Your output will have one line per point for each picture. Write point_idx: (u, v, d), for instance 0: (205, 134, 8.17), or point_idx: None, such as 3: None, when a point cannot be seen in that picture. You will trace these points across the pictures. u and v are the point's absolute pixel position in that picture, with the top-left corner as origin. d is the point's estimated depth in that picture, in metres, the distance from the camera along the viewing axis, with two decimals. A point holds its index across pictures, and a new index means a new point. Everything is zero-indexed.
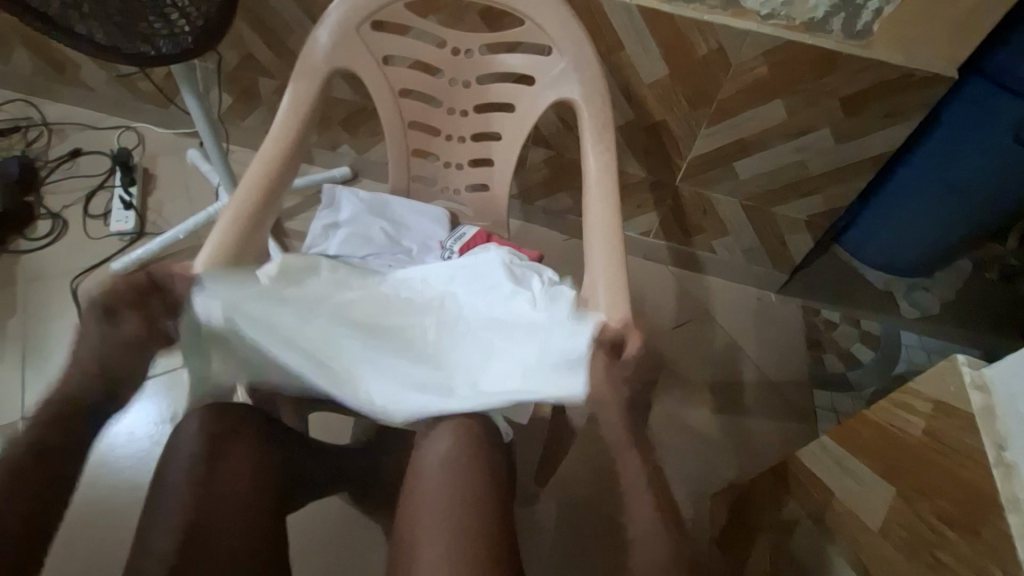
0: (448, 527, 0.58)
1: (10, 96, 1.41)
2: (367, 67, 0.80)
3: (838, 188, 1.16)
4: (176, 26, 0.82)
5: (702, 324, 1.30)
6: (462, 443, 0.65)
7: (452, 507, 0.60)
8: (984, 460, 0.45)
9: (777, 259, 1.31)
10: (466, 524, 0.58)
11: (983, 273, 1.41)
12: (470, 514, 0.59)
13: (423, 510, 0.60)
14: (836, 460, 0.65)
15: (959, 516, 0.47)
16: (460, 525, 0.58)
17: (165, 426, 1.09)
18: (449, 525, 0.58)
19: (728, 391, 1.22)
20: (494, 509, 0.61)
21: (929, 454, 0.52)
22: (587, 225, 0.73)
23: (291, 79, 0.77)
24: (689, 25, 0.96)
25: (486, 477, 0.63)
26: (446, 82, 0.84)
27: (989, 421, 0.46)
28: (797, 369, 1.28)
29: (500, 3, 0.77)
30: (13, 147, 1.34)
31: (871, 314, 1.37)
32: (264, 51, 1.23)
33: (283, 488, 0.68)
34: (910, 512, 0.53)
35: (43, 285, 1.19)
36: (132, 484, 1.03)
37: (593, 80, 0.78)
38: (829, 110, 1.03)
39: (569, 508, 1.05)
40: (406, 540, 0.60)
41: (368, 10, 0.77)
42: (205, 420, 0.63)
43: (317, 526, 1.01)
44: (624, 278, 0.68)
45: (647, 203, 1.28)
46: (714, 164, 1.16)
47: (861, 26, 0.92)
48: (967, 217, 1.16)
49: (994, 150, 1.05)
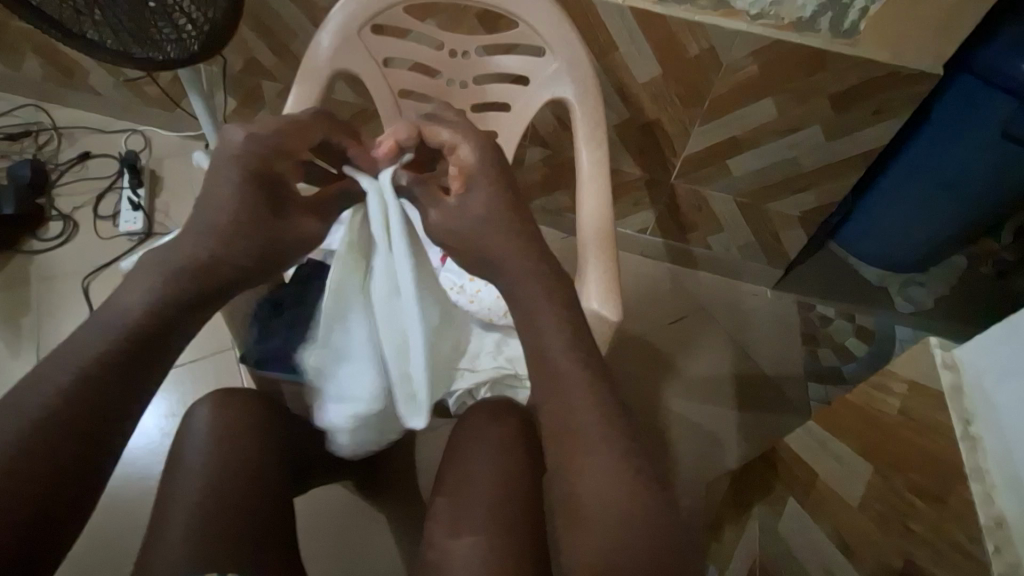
0: (486, 493, 0.65)
1: (21, 102, 1.49)
2: (367, 69, 0.83)
3: (829, 185, 1.18)
4: (182, 30, 0.84)
5: (696, 320, 1.36)
6: (504, 422, 0.72)
7: (489, 492, 0.65)
8: (952, 434, 0.51)
9: (773, 256, 1.35)
10: (501, 514, 0.62)
11: (979, 268, 1.43)
12: (507, 488, 0.65)
13: (464, 493, 0.65)
14: (837, 456, 0.68)
15: (929, 486, 0.53)
16: (498, 492, 0.65)
17: (174, 418, 1.11)
18: (486, 491, 0.65)
19: (721, 384, 1.28)
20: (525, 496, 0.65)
21: (906, 433, 0.57)
22: (595, 221, 0.76)
23: (295, 81, 0.80)
24: (681, 26, 0.99)
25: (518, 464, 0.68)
26: (445, 82, 0.87)
27: (958, 396, 0.52)
28: (792, 363, 1.33)
29: (493, 6, 0.80)
30: (25, 151, 1.43)
31: (864, 309, 1.40)
32: (269, 57, 1.27)
33: (290, 473, 0.71)
34: (884, 486, 0.60)
35: (54, 285, 1.27)
36: (142, 476, 1.06)
37: (586, 80, 0.80)
38: (818, 108, 1.05)
39: None
40: (443, 506, 0.65)
41: (368, 14, 0.80)
42: (232, 408, 0.67)
43: (322, 515, 1.03)
44: (611, 229, 0.75)
45: (644, 202, 1.33)
46: (707, 162, 1.20)
47: (847, 25, 0.95)
48: (960, 212, 1.18)
49: (985, 146, 1.06)
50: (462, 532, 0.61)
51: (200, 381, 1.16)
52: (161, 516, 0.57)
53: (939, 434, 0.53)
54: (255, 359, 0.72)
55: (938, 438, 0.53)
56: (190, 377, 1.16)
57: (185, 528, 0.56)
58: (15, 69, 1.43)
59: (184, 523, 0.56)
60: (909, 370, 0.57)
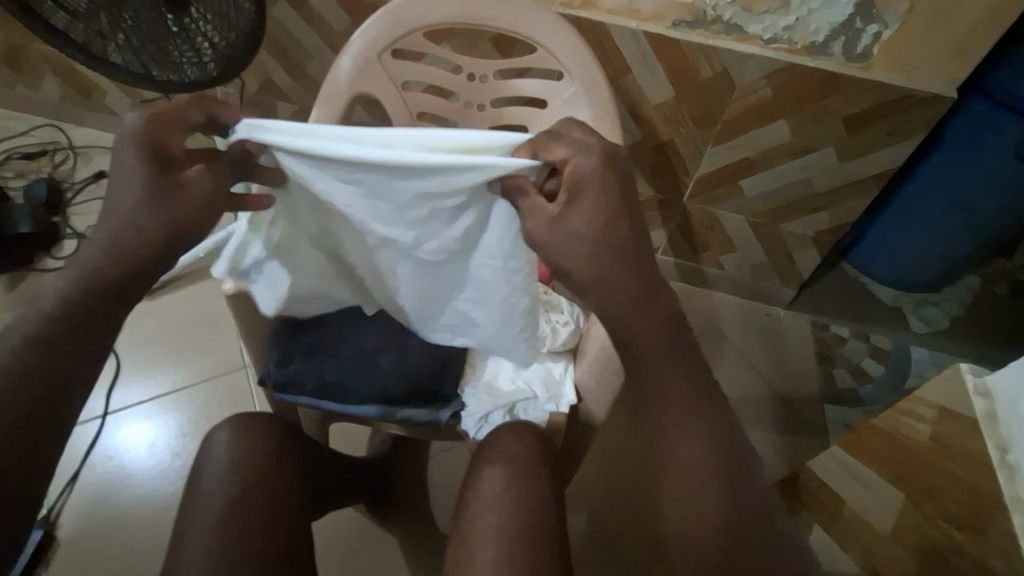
0: (508, 522, 0.63)
1: (39, 122, 1.52)
2: (387, 92, 0.84)
3: (842, 205, 1.18)
4: (202, 53, 0.86)
5: (709, 339, 1.36)
6: (526, 446, 0.70)
7: (512, 515, 0.64)
8: (990, 463, 0.49)
9: (786, 276, 1.35)
10: (524, 535, 0.62)
11: (992, 287, 1.43)
12: (528, 517, 0.64)
13: (488, 519, 0.64)
14: (866, 483, 0.66)
15: (966, 518, 0.52)
16: (521, 522, 0.63)
17: (187, 437, 1.10)
18: (507, 521, 0.63)
19: (736, 405, 1.27)
20: (546, 517, 0.65)
21: (935, 458, 0.56)
22: None
23: (314, 104, 0.81)
24: (695, 50, 1.00)
25: (541, 486, 0.67)
26: (462, 105, 0.88)
27: (992, 425, 0.50)
28: (809, 384, 1.32)
29: (512, 32, 0.81)
30: (41, 170, 1.45)
31: (879, 328, 1.39)
32: (284, 77, 1.28)
33: (308, 497, 0.70)
34: (917, 514, 0.58)
35: None
36: (154, 497, 1.05)
37: (603, 102, 0.81)
38: (832, 130, 1.05)
39: (596, 517, 1.10)
40: (462, 536, 0.64)
41: (388, 39, 0.81)
42: (255, 425, 0.67)
43: (336, 538, 1.01)
44: None
45: (656, 221, 1.34)
46: (720, 183, 1.20)
47: (862, 49, 0.94)
48: (975, 231, 1.17)
49: (1002, 165, 1.06)
50: (482, 563, 0.60)
51: (213, 401, 1.15)
52: (181, 545, 0.57)
53: (973, 463, 0.51)
54: (275, 383, 0.71)
55: (968, 466, 0.52)
56: (203, 395, 1.15)
57: (203, 558, 0.56)
58: (34, 89, 1.46)
59: (202, 553, 0.56)
60: (940, 397, 0.56)
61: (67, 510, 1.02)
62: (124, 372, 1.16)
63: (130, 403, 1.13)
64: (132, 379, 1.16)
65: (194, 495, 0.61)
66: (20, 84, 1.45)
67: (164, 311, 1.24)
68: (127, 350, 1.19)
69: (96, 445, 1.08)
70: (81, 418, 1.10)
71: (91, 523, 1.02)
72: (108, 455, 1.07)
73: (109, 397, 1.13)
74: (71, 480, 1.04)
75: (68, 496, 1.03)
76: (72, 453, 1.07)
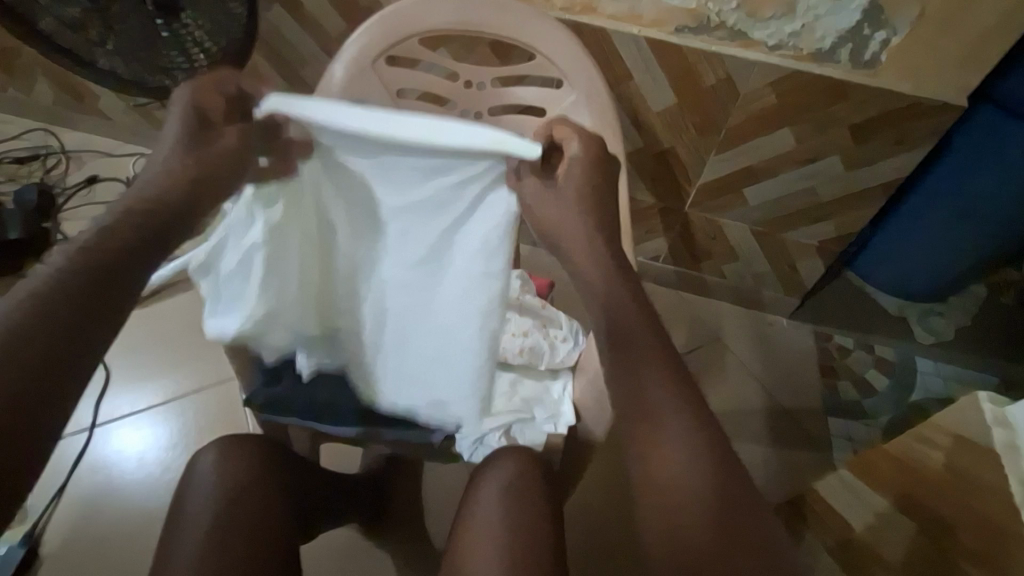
0: (503, 550, 0.59)
1: (31, 126, 1.49)
2: (381, 100, 0.82)
3: (847, 215, 1.15)
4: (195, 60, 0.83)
5: (711, 349, 1.33)
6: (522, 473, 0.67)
7: (508, 544, 0.60)
8: (1011, 498, 0.47)
9: (790, 285, 1.32)
10: (526, 557, 0.59)
11: (999, 297, 1.40)
12: (525, 547, 0.60)
13: (484, 549, 0.60)
14: (876, 510, 0.64)
15: (985, 553, 0.49)
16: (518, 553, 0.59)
17: (176, 450, 1.08)
18: (503, 548, 0.60)
19: (738, 418, 1.24)
20: (547, 536, 0.62)
21: (950, 487, 0.54)
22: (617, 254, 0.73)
23: None
24: (698, 56, 0.98)
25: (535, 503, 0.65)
26: (459, 113, 0.85)
27: (1015, 457, 0.47)
28: (814, 396, 1.29)
29: (510, 39, 0.79)
30: (32, 175, 1.43)
31: (884, 338, 1.36)
32: (279, 82, 1.26)
33: (296, 525, 0.67)
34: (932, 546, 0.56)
35: None
36: (141, 513, 1.02)
37: (603, 110, 0.79)
38: (837, 138, 1.03)
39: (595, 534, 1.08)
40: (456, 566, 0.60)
41: (382, 46, 0.79)
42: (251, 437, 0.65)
43: (326, 557, 0.98)
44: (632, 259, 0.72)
45: (657, 229, 1.31)
46: (723, 191, 1.18)
47: (869, 56, 0.92)
48: (984, 238, 1.15)
49: (1011, 172, 1.03)
50: None
51: (204, 412, 1.12)
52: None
53: (992, 495, 0.49)
54: (264, 403, 0.69)
55: (985, 499, 0.49)
56: (194, 407, 1.12)
57: None
58: (26, 93, 1.43)
59: None
60: (956, 424, 0.53)
61: (52, 526, 0.99)
62: (114, 383, 1.14)
63: (119, 415, 1.10)
64: (122, 390, 1.13)
65: (176, 521, 0.58)
66: (11, 86, 1.42)
67: (157, 320, 1.22)
68: (117, 359, 1.16)
69: (84, 458, 1.06)
70: (69, 430, 1.08)
71: (76, 540, 0.99)
72: (96, 469, 1.05)
73: (97, 409, 1.10)
74: (56, 495, 1.02)
75: (54, 511, 1.00)
76: (58, 466, 1.04)
